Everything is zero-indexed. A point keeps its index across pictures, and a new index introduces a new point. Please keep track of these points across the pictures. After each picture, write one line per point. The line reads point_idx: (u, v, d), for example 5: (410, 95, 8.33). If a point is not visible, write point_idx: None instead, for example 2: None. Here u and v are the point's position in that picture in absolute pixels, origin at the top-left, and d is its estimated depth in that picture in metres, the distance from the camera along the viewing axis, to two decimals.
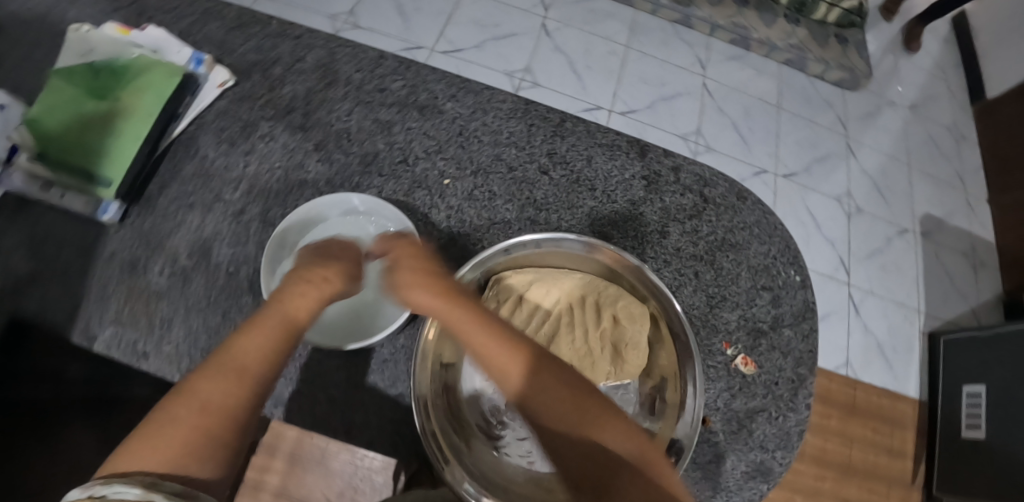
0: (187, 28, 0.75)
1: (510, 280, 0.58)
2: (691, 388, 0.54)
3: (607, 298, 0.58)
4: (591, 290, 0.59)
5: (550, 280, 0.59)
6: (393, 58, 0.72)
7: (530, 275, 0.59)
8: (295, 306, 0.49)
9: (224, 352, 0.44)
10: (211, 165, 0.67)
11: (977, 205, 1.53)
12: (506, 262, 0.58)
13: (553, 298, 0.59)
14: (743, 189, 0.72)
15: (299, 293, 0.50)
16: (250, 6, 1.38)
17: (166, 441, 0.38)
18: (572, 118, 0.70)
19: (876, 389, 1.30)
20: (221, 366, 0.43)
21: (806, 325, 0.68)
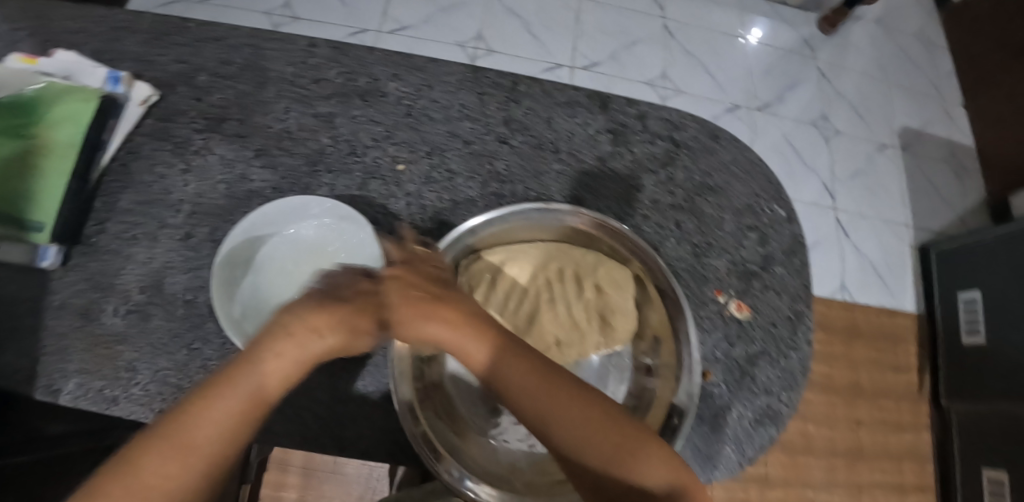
0: (100, 45, 0.69)
1: (484, 261, 0.55)
2: (688, 346, 0.52)
3: (587, 269, 0.57)
4: (569, 262, 0.57)
5: (524, 256, 0.56)
6: (325, 44, 0.66)
7: (503, 254, 0.56)
8: (266, 375, 0.40)
9: (176, 425, 0.37)
10: (149, 191, 0.62)
11: (953, 110, 1.51)
12: (476, 243, 0.55)
13: (532, 275, 0.56)
14: (716, 128, 0.69)
15: (270, 358, 0.41)
16: (177, 12, 1.30)
17: None
18: (525, 79, 0.66)
19: (874, 309, 1.31)
20: (170, 440, 0.37)
21: (797, 260, 0.66)
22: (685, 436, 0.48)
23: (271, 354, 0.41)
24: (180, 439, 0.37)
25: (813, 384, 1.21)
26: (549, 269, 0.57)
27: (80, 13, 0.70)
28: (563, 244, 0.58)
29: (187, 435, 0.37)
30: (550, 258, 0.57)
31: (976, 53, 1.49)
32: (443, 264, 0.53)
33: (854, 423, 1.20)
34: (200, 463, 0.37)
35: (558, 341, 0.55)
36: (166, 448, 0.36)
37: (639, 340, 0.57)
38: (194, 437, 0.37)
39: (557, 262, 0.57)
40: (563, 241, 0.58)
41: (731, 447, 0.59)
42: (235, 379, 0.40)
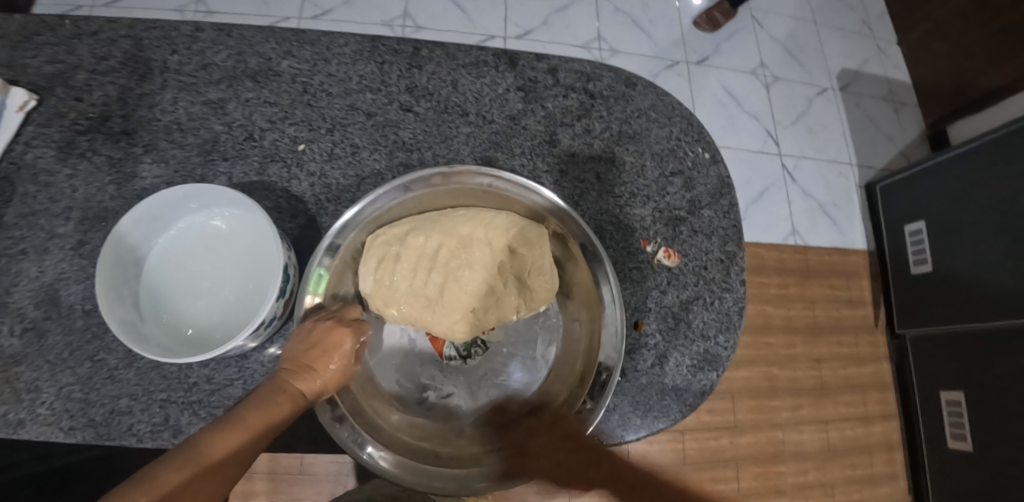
0: None
1: (389, 234, 0.53)
2: (610, 299, 0.51)
3: (498, 230, 0.54)
4: (479, 224, 0.54)
5: (432, 224, 0.54)
6: (210, 27, 0.62)
7: (411, 224, 0.54)
8: (274, 413, 0.43)
9: (194, 449, 0.40)
10: (33, 201, 0.57)
11: (887, 47, 1.53)
12: (379, 217, 0.53)
13: (442, 241, 0.54)
14: (632, 75, 0.67)
15: (276, 401, 0.44)
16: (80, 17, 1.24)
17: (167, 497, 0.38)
18: (426, 43, 0.63)
19: (826, 249, 1.33)
20: (229, 428, 0.41)
21: (725, 201, 0.64)
22: (608, 396, 0.47)
23: (279, 395, 0.44)
24: (204, 461, 0.40)
25: (772, 328, 1.23)
26: (460, 235, 0.54)
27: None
28: (476, 207, 0.56)
29: (209, 457, 0.40)
30: (463, 222, 0.54)
31: None
32: (345, 243, 0.51)
33: (815, 361, 1.23)
34: (218, 486, 0.40)
35: (474, 307, 0.53)
36: (186, 472, 0.39)
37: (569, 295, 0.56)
38: (217, 460, 0.40)
39: (466, 226, 0.54)
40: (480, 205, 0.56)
41: (670, 396, 0.58)
42: (250, 416, 0.42)
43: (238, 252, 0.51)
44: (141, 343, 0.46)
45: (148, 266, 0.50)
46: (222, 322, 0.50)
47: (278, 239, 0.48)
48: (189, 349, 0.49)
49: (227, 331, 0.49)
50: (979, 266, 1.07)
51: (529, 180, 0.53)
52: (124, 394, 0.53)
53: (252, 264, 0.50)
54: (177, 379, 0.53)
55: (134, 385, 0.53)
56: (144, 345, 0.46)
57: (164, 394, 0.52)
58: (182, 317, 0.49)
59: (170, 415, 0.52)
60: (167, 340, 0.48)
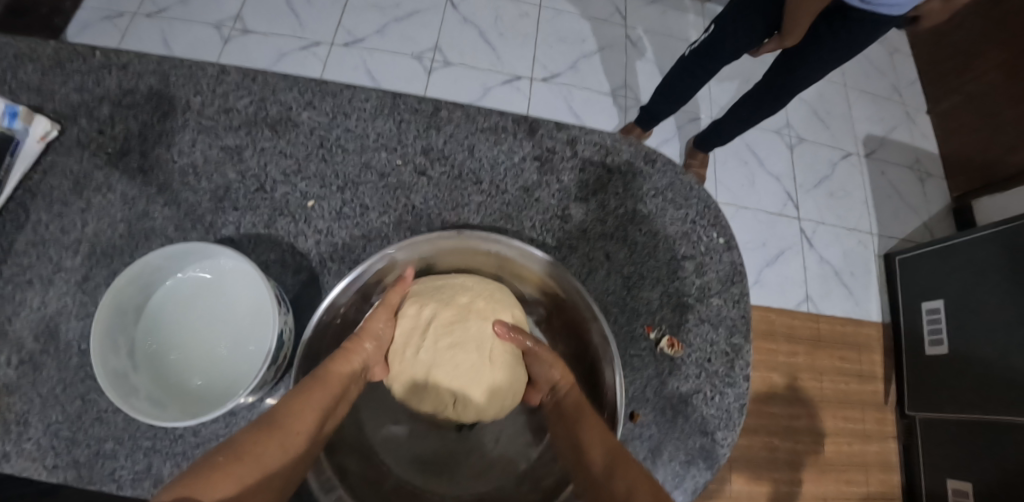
0: None
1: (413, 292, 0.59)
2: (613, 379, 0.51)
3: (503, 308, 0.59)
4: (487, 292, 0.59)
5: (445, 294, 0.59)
6: (236, 70, 0.63)
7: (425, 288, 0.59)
8: (338, 373, 0.48)
9: (276, 415, 0.42)
10: (45, 231, 0.58)
11: (916, 115, 1.53)
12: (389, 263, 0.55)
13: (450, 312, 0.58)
14: (651, 151, 0.66)
15: (339, 363, 0.49)
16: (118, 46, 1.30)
17: (249, 461, 0.38)
18: (447, 103, 0.63)
19: (838, 318, 1.30)
20: (303, 392, 0.44)
21: (735, 290, 0.62)
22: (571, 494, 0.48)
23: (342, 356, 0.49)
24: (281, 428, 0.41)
25: (775, 396, 1.21)
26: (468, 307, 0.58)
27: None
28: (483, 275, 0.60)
29: (289, 424, 0.42)
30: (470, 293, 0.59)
31: (938, 57, 1.51)
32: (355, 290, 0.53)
33: (818, 435, 1.19)
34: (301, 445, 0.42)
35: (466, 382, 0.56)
36: (267, 433, 0.40)
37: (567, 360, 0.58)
38: (293, 425, 0.42)
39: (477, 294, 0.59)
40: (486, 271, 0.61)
41: None
42: (321, 377, 0.46)
43: (240, 309, 0.51)
44: (128, 397, 0.46)
45: (147, 314, 0.50)
46: (216, 378, 0.49)
47: (276, 303, 0.48)
48: (180, 405, 0.48)
49: (219, 390, 0.49)
50: (1000, 350, 1.04)
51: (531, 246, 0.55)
52: (110, 438, 0.52)
53: (250, 321, 0.51)
54: (164, 428, 0.53)
55: (121, 430, 0.52)
56: (134, 400, 0.46)
57: (150, 442, 0.52)
58: (178, 370, 0.50)
59: (153, 464, 0.52)
60: (156, 395, 0.48)
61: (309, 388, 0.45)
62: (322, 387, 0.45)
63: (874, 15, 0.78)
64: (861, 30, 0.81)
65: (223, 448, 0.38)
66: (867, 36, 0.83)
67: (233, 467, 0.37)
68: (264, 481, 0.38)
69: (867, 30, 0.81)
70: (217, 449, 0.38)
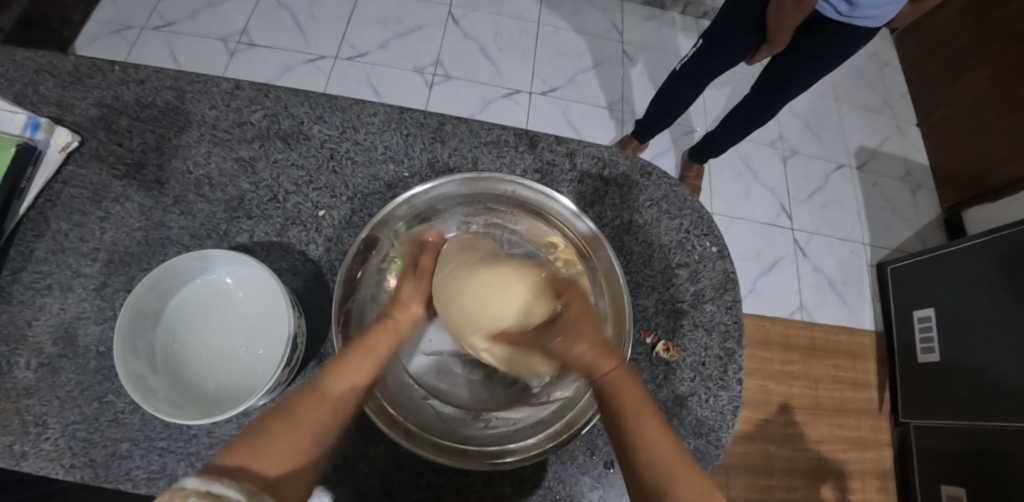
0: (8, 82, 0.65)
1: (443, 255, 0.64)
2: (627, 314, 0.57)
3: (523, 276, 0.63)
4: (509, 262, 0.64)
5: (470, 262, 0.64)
6: (250, 86, 0.66)
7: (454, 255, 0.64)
8: (379, 341, 0.53)
9: (324, 378, 0.50)
10: (64, 239, 0.60)
11: (907, 128, 1.57)
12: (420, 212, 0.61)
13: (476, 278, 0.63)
14: (647, 164, 0.69)
15: (380, 330, 0.54)
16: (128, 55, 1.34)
17: (296, 422, 0.48)
18: (452, 118, 0.67)
19: (832, 327, 1.33)
20: (349, 358, 0.51)
21: (728, 296, 0.65)
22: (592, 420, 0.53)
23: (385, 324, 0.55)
24: (325, 391, 0.50)
25: (771, 404, 1.22)
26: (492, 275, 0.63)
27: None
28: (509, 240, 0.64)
29: (331, 388, 0.50)
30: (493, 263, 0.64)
31: (926, 70, 1.55)
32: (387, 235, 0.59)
33: (814, 442, 1.21)
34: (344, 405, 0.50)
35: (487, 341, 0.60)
36: (312, 397, 0.49)
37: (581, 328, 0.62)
38: (333, 390, 0.50)
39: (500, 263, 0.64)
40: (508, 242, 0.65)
41: None
42: (367, 345, 0.53)
43: (254, 314, 0.53)
44: (148, 397, 0.48)
45: (164, 319, 0.52)
46: (230, 381, 0.51)
47: (292, 306, 0.51)
48: (195, 406, 0.50)
49: (233, 391, 0.51)
50: (997, 362, 1.05)
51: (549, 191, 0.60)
52: (125, 438, 0.54)
53: (265, 324, 0.53)
54: (179, 429, 0.55)
55: (137, 431, 0.54)
56: (154, 400, 0.48)
57: (164, 442, 0.54)
58: (194, 372, 0.52)
59: (167, 464, 0.53)
60: (173, 396, 0.50)
61: (353, 356, 0.51)
62: (362, 355, 0.52)
63: (850, 26, 0.83)
64: (844, 41, 0.86)
65: (279, 409, 0.49)
66: (850, 46, 0.87)
67: (285, 428, 0.47)
68: (311, 436, 0.48)
69: (848, 42, 0.86)
70: (275, 411, 0.48)
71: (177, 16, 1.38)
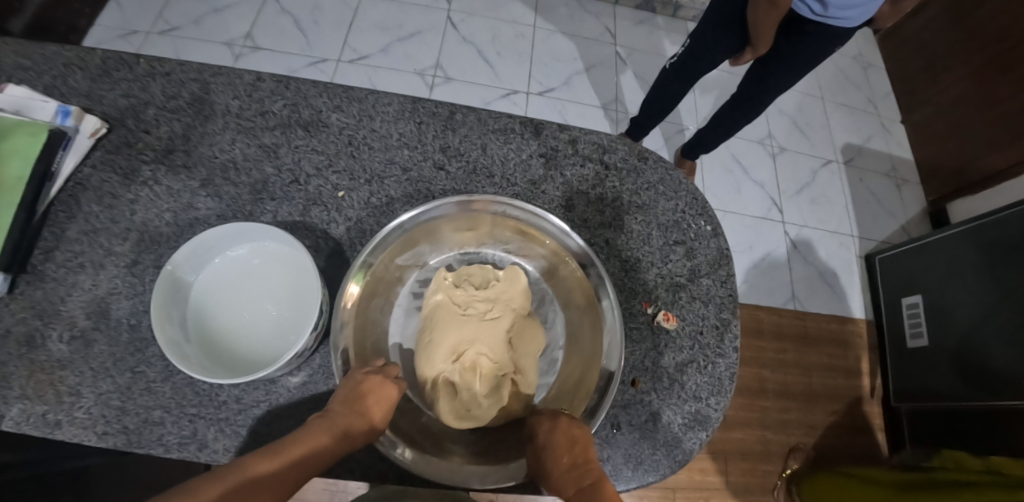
0: (39, 75, 0.69)
1: (440, 276, 0.64)
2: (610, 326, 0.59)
3: (517, 294, 0.63)
4: (503, 280, 0.64)
5: (466, 283, 0.64)
6: (270, 78, 0.70)
7: (453, 276, 0.65)
8: (315, 446, 0.49)
9: (240, 467, 0.44)
10: (95, 220, 0.63)
11: (891, 126, 1.63)
12: (415, 232, 0.62)
13: (472, 298, 0.63)
14: (644, 149, 0.73)
15: (319, 435, 0.49)
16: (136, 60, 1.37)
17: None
18: (461, 108, 0.72)
19: (823, 316, 1.38)
20: (275, 453, 0.46)
21: (722, 271, 0.69)
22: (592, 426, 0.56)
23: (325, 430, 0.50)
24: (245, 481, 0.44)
25: (767, 391, 1.26)
26: (488, 295, 0.64)
27: (19, 47, 0.70)
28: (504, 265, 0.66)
29: (250, 478, 0.44)
30: (488, 283, 0.65)
31: (909, 71, 1.62)
32: (384, 255, 0.60)
33: (809, 428, 1.25)
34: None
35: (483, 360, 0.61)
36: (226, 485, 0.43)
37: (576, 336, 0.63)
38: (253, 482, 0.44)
39: (494, 281, 0.64)
40: (500, 261, 0.69)
41: (661, 452, 0.61)
42: (293, 446, 0.48)
43: (278, 285, 0.57)
44: (184, 361, 0.51)
45: (195, 291, 0.56)
46: (258, 348, 0.55)
47: (317, 279, 0.54)
48: (228, 371, 0.54)
49: (262, 357, 0.55)
50: (982, 346, 1.10)
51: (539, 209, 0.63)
52: (158, 405, 0.57)
53: (290, 297, 0.57)
54: (209, 396, 0.57)
55: (168, 399, 0.57)
56: (190, 365, 0.51)
57: (194, 409, 0.57)
58: (225, 341, 0.55)
59: (198, 429, 0.56)
60: (205, 363, 0.53)
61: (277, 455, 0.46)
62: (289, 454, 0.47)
63: (828, 26, 0.88)
64: (824, 39, 0.91)
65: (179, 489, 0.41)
66: (831, 44, 0.93)
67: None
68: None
69: (829, 40, 0.91)
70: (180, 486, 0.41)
71: (184, 21, 1.43)
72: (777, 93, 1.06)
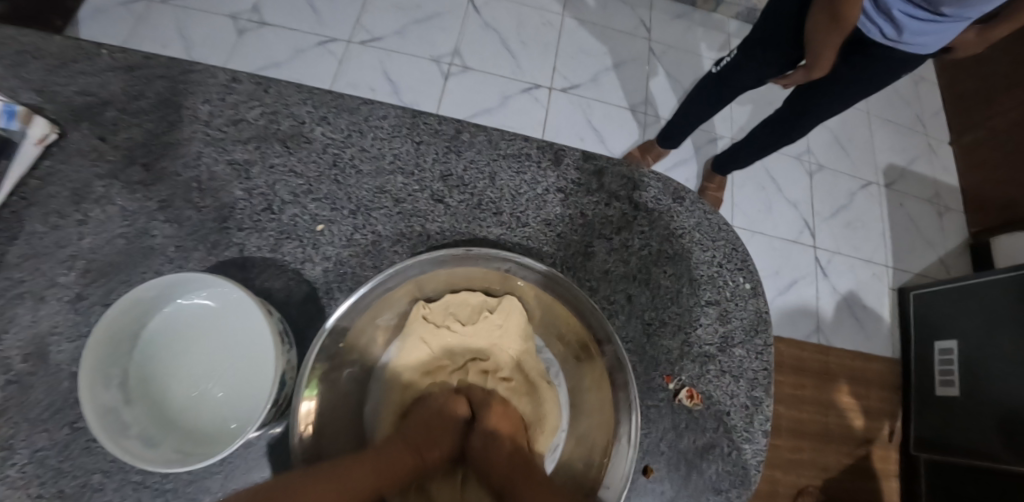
0: None
1: (417, 308, 0.55)
2: (625, 408, 0.51)
3: (511, 339, 0.56)
4: (497, 315, 0.56)
5: (453, 319, 0.56)
6: (249, 79, 0.60)
7: (435, 313, 0.56)
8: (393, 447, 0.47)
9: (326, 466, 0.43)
10: (39, 242, 0.54)
11: (940, 146, 1.50)
12: (400, 288, 0.54)
13: (460, 339, 0.56)
14: (680, 188, 0.63)
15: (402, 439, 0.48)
16: (127, 32, 1.26)
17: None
18: (469, 126, 0.62)
19: (846, 353, 1.28)
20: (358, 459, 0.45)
21: (758, 340, 0.60)
22: None
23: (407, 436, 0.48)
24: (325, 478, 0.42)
25: (781, 430, 1.17)
26: (478, 333, 0.56)
27: None
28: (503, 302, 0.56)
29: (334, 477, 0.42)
30: (478, 316, 0.57)
31: (964, 88, 1.48)
32: (361, 318, 0.52)
33: (821, 471, 1.16)
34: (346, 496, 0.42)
35: None
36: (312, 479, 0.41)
37: (579, 415, 0.55)
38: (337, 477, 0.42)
39: (486, 313, 0.57)
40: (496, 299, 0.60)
41: None
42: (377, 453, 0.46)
43: (241, 341, 0.49)
44: (117, 437, 0.43)
45: (141, 344, 0.47)
46: (210, 416, 0.47)
47: (277, 342, 0.47)
48: (176, 442, 0.46)
49: (214, 428, 0.47)
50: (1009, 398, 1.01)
51: (547, 267, 0.55)
52: (98, 469, 0.50)
53: (250, 355, 0.48)
54: None
55: (112, 461, 0.50)
56: (126, 441, 0.43)
57: (140, 476, 0.50)
58: (173, 404, 0.47)
59: (143, 499, 0.49)
60: (149, 433, 0.45)
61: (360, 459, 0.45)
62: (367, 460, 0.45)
63: (895, 52, 0.76)
64: (889, 66, 0.79)
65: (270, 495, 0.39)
66: (896, 70, 0.81)
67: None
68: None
69: (893, 66, 0.79)
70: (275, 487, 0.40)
71: None
72: (823, 119, 0.95)
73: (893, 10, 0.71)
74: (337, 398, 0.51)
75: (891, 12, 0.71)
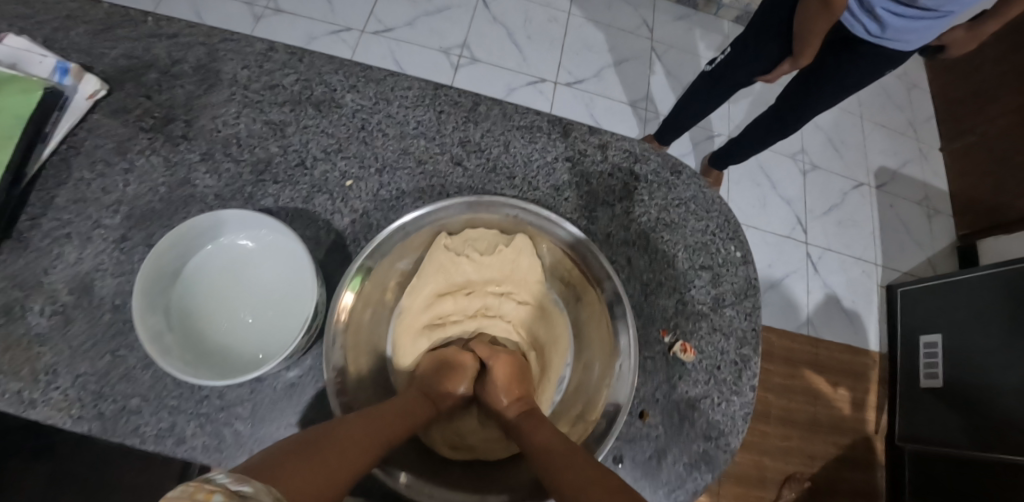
0: (40, 25, 0.64)
1: (439, 241, 0.59)
2: (625, 346, 0.55)
3: (525, 272, 0.61)
4: (511, 249, 0.60)
5: (470, 249, 0.60)
6: (283, 49, 0.65)
7: (454, 241, 0.60)
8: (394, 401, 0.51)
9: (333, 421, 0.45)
10: (86, 188, 0.59)
11: (929, 152, 1.56)
12: (419, 234, 0.59)
13: (475, 268, 0.61)
14: (678, 162, 0.68)
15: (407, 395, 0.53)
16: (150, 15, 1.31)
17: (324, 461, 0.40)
18: (486, 100, 0.67)
19: (836, 346, 1.33)
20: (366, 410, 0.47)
21: (748, 302, 0.64)
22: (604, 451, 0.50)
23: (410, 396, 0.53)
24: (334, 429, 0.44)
25: (770, 416, 1.21)
26: (491, 264, 0.60)
27: None
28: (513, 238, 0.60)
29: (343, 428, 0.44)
30: (493, 249, 0.61)
31: (952, 97, 1.54)
32: (382, 262, 0.57)
33: (810, 459, 1.19)
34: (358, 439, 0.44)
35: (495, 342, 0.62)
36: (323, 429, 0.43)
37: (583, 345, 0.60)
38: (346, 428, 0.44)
39: (502, 247, 0.60)
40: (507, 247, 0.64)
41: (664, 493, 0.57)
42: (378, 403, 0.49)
43: (274, 278, 0.53)
44: (164, 354, 0.47)
45: (181, 279, 0.52)
46: (244, 344, 0.51)
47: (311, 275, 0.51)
48: (213, 365, 0.50)
49: (248, 354, 0.51)
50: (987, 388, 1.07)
51: (556, 216, 0.59)
52: (135, 395, 0.54)
53: (282, 292, 0.53)
54: (190, 389, 0.54)
55: (147, 389, 0.54)
56: (172, 358, 0.48)
57: (175, 402, 0.54)
58: (211, 332, 0.51)
59: (177, 423, 0.53)
60: (189, 356, 0.49)
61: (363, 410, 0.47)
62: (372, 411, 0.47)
63: (881, 49, 0.82)
64: (875, 61, 0.85)
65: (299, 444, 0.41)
66: (882, 67, 0.87)
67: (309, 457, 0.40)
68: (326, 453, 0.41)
69: (879, 62, 0.85)
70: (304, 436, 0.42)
71: None
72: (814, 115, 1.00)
73: (877, 9, 0.77)
74: (360, 329, 0.56)
75: (875, 10, 0.77)
